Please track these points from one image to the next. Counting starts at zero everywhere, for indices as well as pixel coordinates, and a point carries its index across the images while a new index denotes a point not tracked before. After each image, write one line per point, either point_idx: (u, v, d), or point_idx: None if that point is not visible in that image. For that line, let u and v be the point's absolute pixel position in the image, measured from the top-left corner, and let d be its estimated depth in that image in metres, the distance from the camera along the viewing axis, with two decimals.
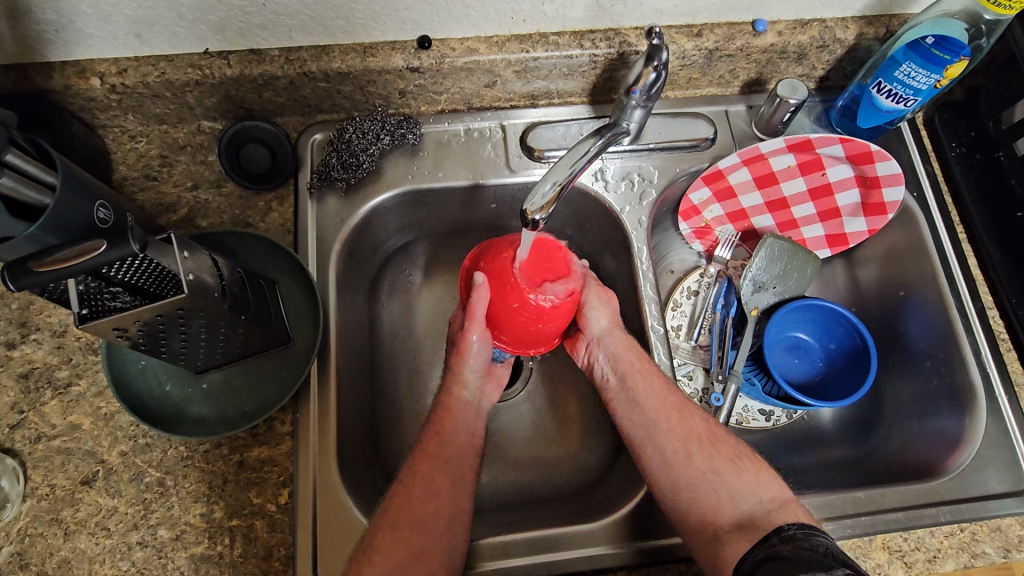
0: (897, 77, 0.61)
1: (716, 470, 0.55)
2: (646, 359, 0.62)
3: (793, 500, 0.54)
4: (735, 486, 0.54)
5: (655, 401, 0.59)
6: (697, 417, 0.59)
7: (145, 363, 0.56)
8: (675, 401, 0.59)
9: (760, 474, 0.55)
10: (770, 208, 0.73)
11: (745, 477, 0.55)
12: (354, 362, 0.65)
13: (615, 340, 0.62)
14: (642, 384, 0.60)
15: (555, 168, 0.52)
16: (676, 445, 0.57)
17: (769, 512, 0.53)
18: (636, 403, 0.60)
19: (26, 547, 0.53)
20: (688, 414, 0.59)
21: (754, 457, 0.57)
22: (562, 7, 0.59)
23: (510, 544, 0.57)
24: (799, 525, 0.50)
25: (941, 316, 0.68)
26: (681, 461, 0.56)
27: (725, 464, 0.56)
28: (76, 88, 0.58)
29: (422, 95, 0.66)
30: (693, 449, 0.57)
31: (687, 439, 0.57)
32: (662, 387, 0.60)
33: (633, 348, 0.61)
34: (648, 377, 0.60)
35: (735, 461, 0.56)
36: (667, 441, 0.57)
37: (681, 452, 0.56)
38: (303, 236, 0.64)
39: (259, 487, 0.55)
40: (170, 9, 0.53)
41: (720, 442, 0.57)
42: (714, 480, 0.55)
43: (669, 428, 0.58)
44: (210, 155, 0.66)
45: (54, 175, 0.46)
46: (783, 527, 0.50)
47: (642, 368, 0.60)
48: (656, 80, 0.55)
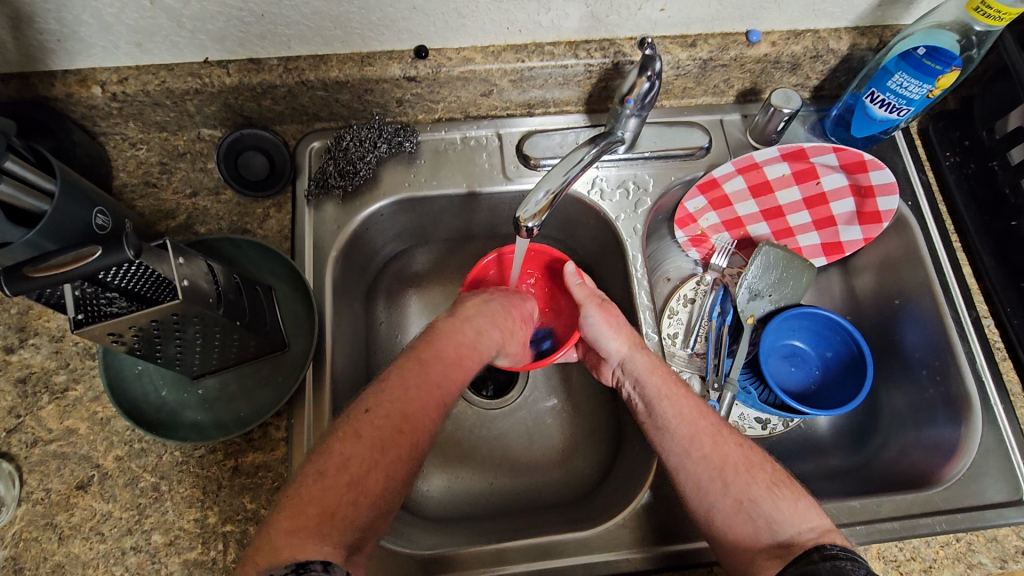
0: (890, 86, 0.61)
1: (754, 498, 0.52)
2: (672, 381, 0.60)
3: (835, 529, 0.50)
4: (773, 515, 0.51)
5: (686, 425, 0.57)
6: (731, 441, 0.55)
7: (142, 368, 0.56)
8: (706, 426, 0.56)
9: (799, 502, 0.52)
10: (765, 217, 0.73)
11: (781, 504, 0.51)
12: (350, 368, 0.66)
13: (637, 364, 0.60)
14: (669, 407, 0.58)
15: (548, 176, 0.52)
16: (711, 474, 0.54)
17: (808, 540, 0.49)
18: (666, 429, 0.57)
19: (20, 551, 0.53)
20: (721, 439, 0.56)
21: (793, 484, 0.53)
22: (557, 17, 0.60)
23: (504, 552, 0.57)
24: (840, 547, 0.47)
25: (937, 325, 0.68)
26: (715, 489, 0.53)
27: (762, 492, 0.52)
28: (78, 96, 0.59)
29: (419, 104, 0.67)
30: (729, 476, 0.53)
31: (721, 466, 0.54)
32: (692, 410, 0.58)
33: (659, 371, 0.60)
34: (676, 401, 0.58)
35: (771, 488, 0.52)
36: (700, 468, 0.54)
37: (716, 481, 0.53)
38: (301, 243, 0.64)
39: (254, 492, 0.55)
40: (170, 19, 0.54)
41: (755, 468, 0.54)
42: (751, 508, 0.52)
43: (702, 453, 0.55)
44: (209, 163, 0.66)
45: (53, 182, 0.47)
46: (824, 546, 0.47)
47: (670, 390, 0.59)
48: (649, 90, 0.56)
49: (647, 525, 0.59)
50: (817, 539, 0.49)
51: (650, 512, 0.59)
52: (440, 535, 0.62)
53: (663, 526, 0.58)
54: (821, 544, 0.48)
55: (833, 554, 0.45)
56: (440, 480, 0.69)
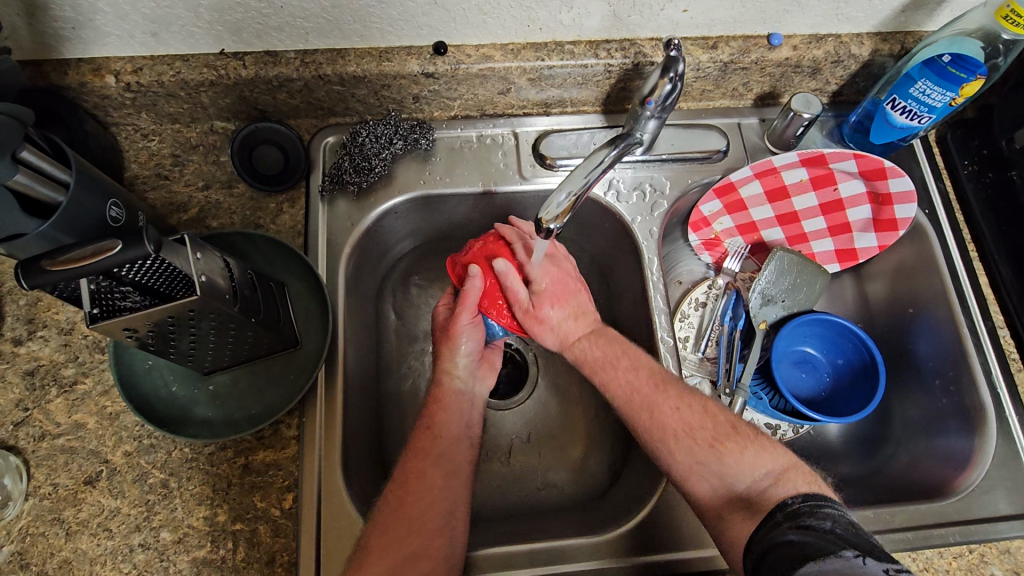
0: (912, 94, 0.61)
1: (701, 459, 0.54)
2: (603, 361, 0.60)
3: (790, 467, 0.52)
4: (725, 471, 0.53)
5: (624, 403, 0.58)
6: (666, 408, 0.56)
7: (152, 363, 0.56)
8: (643, 398, 0.57)
9: (745, 453, 0.53)
10: (780, 222, 0.73)
11: (727, 459, 0.53)
12: (361, 366, 0.65)
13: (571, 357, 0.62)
14: (608, 390, 0.59)
15: (570, 177, 0.52)
16: (658, 445, 0.55)
17: (766, 489, 0.51)
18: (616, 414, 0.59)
19: (27, 547, 0.52)
20: (658, 409, 0.56)
21: (736, 436, 0.54)
22: (579, 16, 0.59)
23: (516, 555, 0.56)
24: (801, 498, 0.48)
25: (952, 335, 0.67)
26: (665, 457, 0.55)
27: (706, 451, 0.54)
28: (91, 85, 0.58)
29: (436, 101, 0.66)
30: (674, 444, 0.55)
31: (664, 436, 0.56)
32: (625, 386, 0.58)
33: (585, 360, 0.61)
34: (609, 381, 0.59)
35: (714, 445, 0.54)
36: (650, 438, 0.56)
37: (663, 450, 0.55)
38: (314, 239, 0.63)
39: (264, 491, 0.55)
40: (188, 9, 0.53)
41: (694, 428, 0.55)
42: (703, 469, 0.53)
43: (646, 430, 0.56)
44: (222, 156, 0.66)
45: (68, 173, 0.46)
46: (785, 503, 0.48)
47: (600, 375, 0.60)
48: (671, 92, 0.55)
49: (659, 531, 0.58)
50: (774, 487, 0.51)
51: (662, 519, 0.59)
52: None
53: (675, 533, 0.58)
54: (783, 499, 0.49)
55: (796, 510, 0.47)
56: None
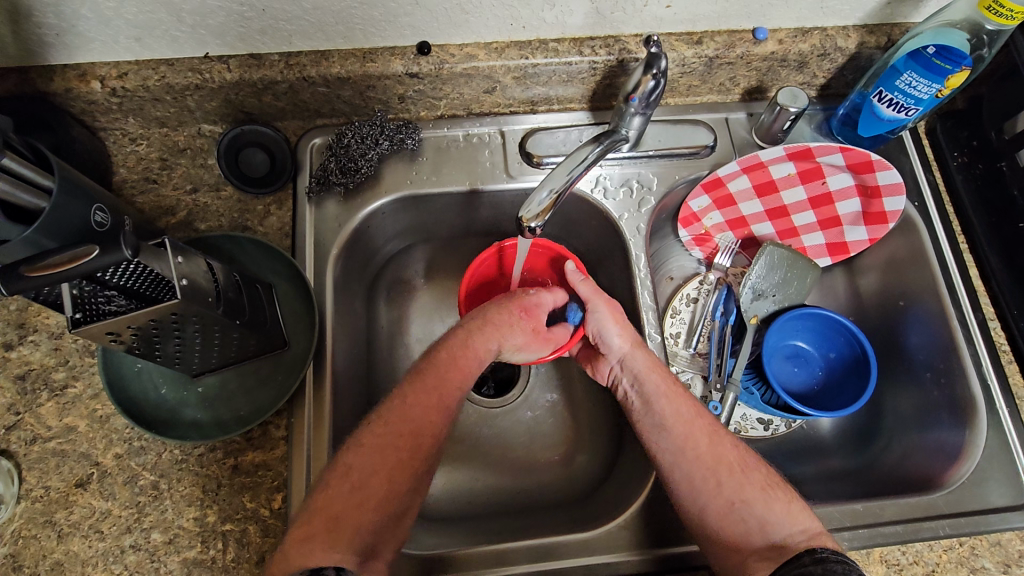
0: (898, 86, 0.60)
1: (746, 500, 0.53)
2: (671, 381, 0.60)
3: (825, 534, 0.51)
4: (766, 517, 0.52)
5: (682, 424, 0.57)
6: (727, 442, 0.56)
7: (141, 366, 0.56)
8: (703, 426, 0.57)
9: (792, 504, 0.53)
10: (769, 216, 0.72)
11: (773, 506, 0.52)
12: (351, 366, 0.65)
13: (638, 363, 0.59)
14: (667, 406, 0.58)
15: (552, 175, 0.52)
16: (705, 473, 0.54)
17: (799, 542, 0.50)
18: (663, 427, 0.57)
19: (19, 549, 0.53)
20: (717, 440, 0.56)
21: (785, 487, 0.54)
22: (562, 14, 0.59)
23: (506, 552, 0.57)
24: (831, 549, 0.48)
25: (942, 326, 0.67)
26: (708, 489, 0.54)
27: (754, 494, 0.53)
28: (77, 91, 0.58)
29: (422, 101, 0.66)
30: (722, 477, 0.54)
31: (716, 465, 0.55)
32: (690, 409, 0.58)
33: (659, 370, 0.59)
34: (674, 400, 0.58)
35: (765, 490, 0.53)
36: (696, 467, 0.55)
37: (709, 480, 0.54)
38: (302, 241, 0.64)
39: (253, 491, 0.55)
40: (171, 13, 0.54)
41: (749, 470, 0.55)
42: (743, 509, 0.53)
43: (698, 453, 0.55)
44: (210, 159, 0.66)
45: (51, 179, 0.46)
46: (815, 550, 0.48)
47: (669, 388, 0.59)
48: (654, 88, 0.55)
49: (647, 528, 0.58)
50: (809, 541, 0.50)
51: (652, 515, 0.59)
52: (440, 535, 0.62)
53: (662, 529, 0.58)
54: (812, 547, 0.49)
55: (824, 557, 0.47)
56: (441, 479, 0.69)
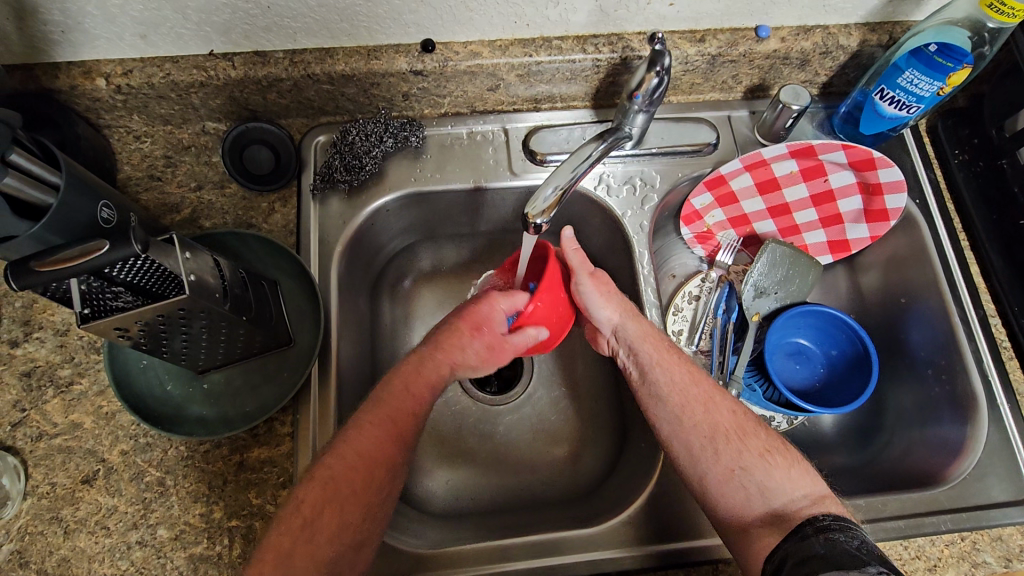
0: (900, 84, 0.61)
1: (745, 466, 0.54)
2: (666, 348, 0.60)
3: (829, 495, 0.52)
4: (765, 483, 0.53)
5: (678, 394, 0.58)
6: (723, 408, 0.57)
7: (147, 363, 0.56)
8: (699, 394, 0.58)
9: (791, 469, 0.53)
10: (771, 214, 0.73)
11: (773, 472, 0.53)
12: (355, 363, 0.66)
13: (630, 333, 0.60)
14: (662, 374, 0.59)
15: (557, 172, 0.52)
16: (703, 441, 0.55)
17: (801, 507, 0.51)
18: (660, 397, 0.58)
19: (26, 545, 0.53)
20: (714, 406, 0.57)
21: (784, 450, 0.55)
22: (566, 11, 0.59)
23: (511, 548, 0.57)
24: (833, 516, 0.49)
25: (943, 323, 0.68)
26: (707, 456, 0.55)
27: (753, 460, 0.54)
28: (82, 88, 0.58)
29: (426, 98, 0.67)
30: (721, 444, 0.55)
31: (715, 433, 0.55)
32: (685, 376, 0.58)
33: (650, 339, 0.59)
34: (669, 368, 0.59)
35: (764, 456, 0.54)
36: (694, 434, 0.56)
37: (707, 449, 0.55)
38: (306, 238, 0.64)
39: (259, 488, 0.55)
40: (176, 10, 0.54)
41: (747, 436, 0.55)
42: (743, 476, 0.53)
43: (694, 422, 0.56)
44: (214, 156, 0.66)
45: (58, 175, 0.46)
46: (816, 518, 0.49)
47: (661, 357, 0.59)
48: (658, 86, 0.56)
49: (651, 523, 0.58)
50: (812, 506, 0.50)
51: (656, 511, 0.59)
52: (445, 531, 0.62)
53: (665, 525, 0.58)
54: (814, 514, 0.50)
55: (826, 526, 0.47)
56: (445, 475, 0.69)
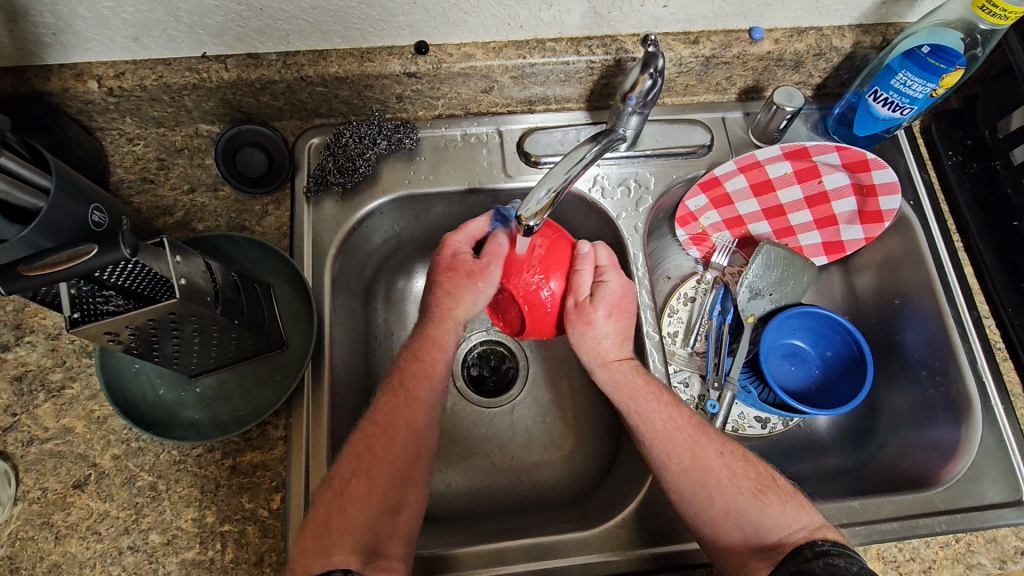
0: (893, 85, 0.61)
1: (739, 508, 0.53)
2: (643, 393, 0.58)
3: (825, 525, 0.52)
4: (761, 521, 0.52)
5: (662, 440, 0.56)
6: (710, 451, 0.56)
7: (139, 367, 0.56)
8: (683, 438, 0.56)
9: (786, 505, 0.53)
10: (766, 215, 0.73)
11: (768, 510, 0.53)
12: (349, 366, 0.65)
13: (605, 380, 0.60)
14: (642, 421, 0.57)
15: (549, 174, 0.52)
16: (693, 486, 0.54)
17: (797, 542, 0.50)
18: (642, 442, 0.57)
19: (16, 551, 0.52)
20: (699, 450, 0.55)
21: (777, 488, 0.54)
22: (559, 14, 0.59)
23: (504, 552, 0.57)
24: (831, 541, 0.49)
25: (938, 325, 0.68)
26: (699, 501, 0.54)
27: (747, 500, 0.53)
28: (74, 90, 0.58)
29: (420, 100, 0.66)
30: (712, 488, 0.54)
31: (703, 476, 0.54)
32: (666, 423, 0.57)
33: (624, 387, 0.58)
34: (649, 414, 0.57)
35: (757, 496, 0.53)
36: (682, 481, 0.54)
37: (698, 493, 0.54)
38: (300, 241, 0.64)
39: (252, 492, 0.55)
40: (168, 13, 0.54)
41: (738, 476, 0.54)
42: (738, 516, 0.53)
43: (681, 469, 0.55)
44: (207, 159, 0.66)
45: (48, 178, 0.46)
46: (815, 542, 0.49)
47: (639, 405, 0.57)
48: (651, 88, 0.56)
49: (645, 526, 0.58)
50: (808, 538, 0.50)
51: (650, 513, 0.59)
52: (439, 535, 0.62)
53: (659, 528, 0.58)
54: (812, 540, 0.50)
55: (825, 551, 0.48)
56: (439, 479, 0.69)
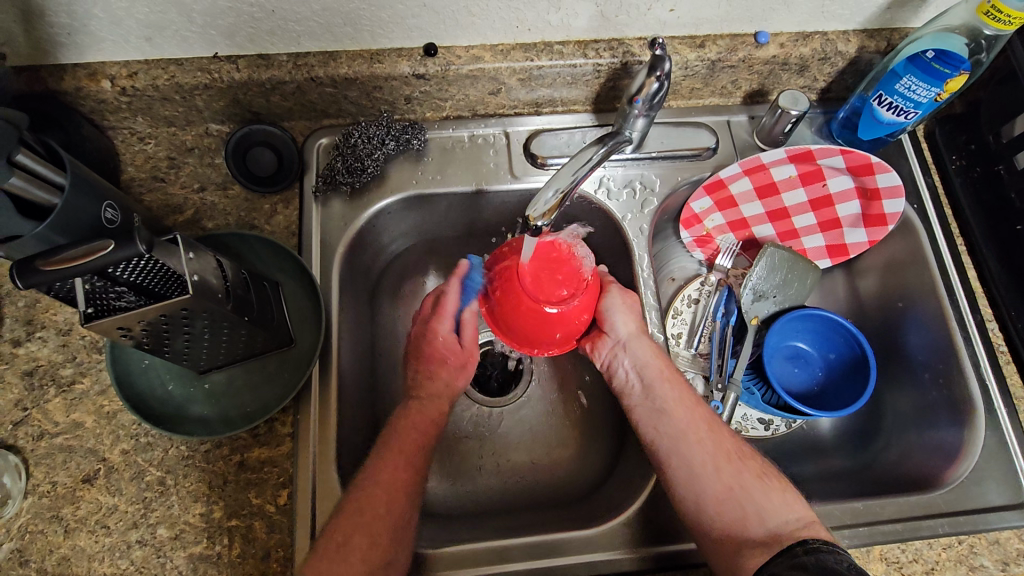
0: (898, 90, 0.61)
1: (744, 487, 0.55)
2: (672, 368, 0.61)
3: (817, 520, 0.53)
4: (762, 504, 0.54)
5: (684, 410, 0.59)
6: (723, 430, 0.59)
7: (149, 362, 0.56)
8: (701, 412, 0.59)
9: (786, 493, 0.55)
10: (770, 218, 0.73)
11: (770, 494, 0.54)
12: (356, 364, 0.66)
13: (642, 348, 0.61)
14: (669, 390, 0.60)
15: (557, 175, 0.53)
16: (707, 457, 0.56)
17: (793, 531, 0.52)
18: (663, 411, 0.59)
19: (26, 544, 0.53)
20: (716, 427, 0.58)
21: (779, 477, 0.56)
22: (567, 17, 0.60)
23: (510, 549, 0.57)
24: (821, 540, 0.50)
25: (941, 327, 0.68)
26: (709, 473, 0.55)
27: (751, 480, 0.55)
28: (87, 90, 0.59)
29: (428, 102, 0.67)
30: (722, 463, 0.56)
31: (716, 450, 0.57)
32: (690, 397, 0.60)
33: (662, 357, 0.61)
34: (674, 386, 0.60)
35: (761, 479, 0.55)
36: (697, 451, 0.56)
37: (709, 466, 0.56)
38: (308, 240, 0.64)
39: (259, 487, 0.55)
40: (182, 14, 0.54)
41: (746, 458, 0.57)
42: (741, 496, 0.54)
43: (698, 438, 0.57)
44: (217, 158, 0.66)
45: (63, 175, 0.47)
46: (806, 540, 0.50)
47: (673, 376, 0.60)
48: (658, 90, 0.56)
49: (649, 526, 0.59)
50: (802, 531, 0.52)
51: (654, 513, 0.59)
52: (444, 532, 0.62)
53: (663, 527, 0.58)
54: (803, 538, 0.50)
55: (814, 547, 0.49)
56: (444, 478, 0.69)
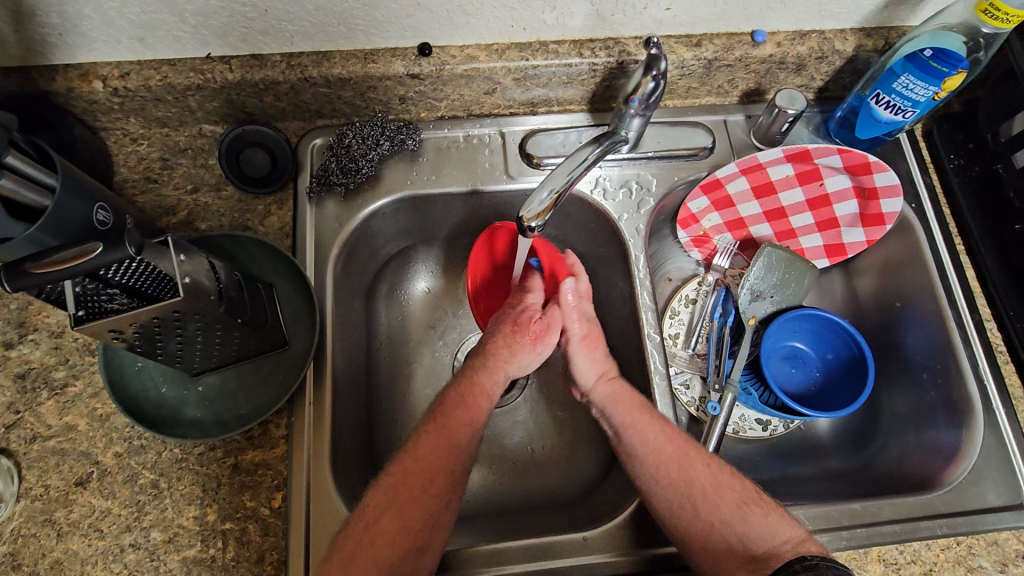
0: (896, 88, 0.61)
1: (724, 520, 0.53)
2: (637, 407, 0.59)
3: (809, 537, 0.52)
4: (745, 534, 0.52)
5: (651, 453, 0.56)
6: (698, 463, 0.56)
7: (141, 365, 0.56)
8: (671, 450, 0.56)
9: (769, 516, 0.53)
10: (768, 218, 0.73)
11: (751, 522, 0.52)
12: (351, 366, 0.66)
13: (602, 396, 0.60)
14: (633, 433, 0.57)
15: (552, 175, 0.52)
16: (680, 498, 0.54)
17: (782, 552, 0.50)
18: (634, 457, 0.57)
19: (19, 548, 0.53)
20: (688, 463, 0.56)
21: (761, 500, 0.54)
22: (562, 16, 0.60)
23: (506, 552, 0.57)
24: (819, 557, 0.48)
25: (939, 327, 0.68)
26: (685, 514, 0.53)
27: (731, 513, 0.53)
28: (79, 90, 0.58)
29: (422, 102, 0.67)
30: (699, 500, 0.54)
31: (689, 489, 0.54)
32: (657, 436, 0.57)
33: (622, 401, 0.59)
34: (641, 427, 0.58)
35: (741, 507, 0.53)
36: (669, 492, 0.54)
37: (685, 506, 0.54)
38: (303, 240, 0.64)
39: (253, 490, 0.55)
40: (173, 14, 0.54)
41: (723, 488, 0.54)
42: (722, 529, 0.52)
43: (670, 480, 0.55)
44: (211, 159, 0.66)
45: (54, 177, 0.46)
46: (803, 557, 0.48)
47: (634, 417, 0.58)
48: (653, 90, 0.56)
49: (646, 528, 0.58)
50: (794, 551, 0.50)
51: (651, 514, 0.59)
52: None
53: (659, 529, 0.58)
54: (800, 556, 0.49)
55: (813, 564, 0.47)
56: None
